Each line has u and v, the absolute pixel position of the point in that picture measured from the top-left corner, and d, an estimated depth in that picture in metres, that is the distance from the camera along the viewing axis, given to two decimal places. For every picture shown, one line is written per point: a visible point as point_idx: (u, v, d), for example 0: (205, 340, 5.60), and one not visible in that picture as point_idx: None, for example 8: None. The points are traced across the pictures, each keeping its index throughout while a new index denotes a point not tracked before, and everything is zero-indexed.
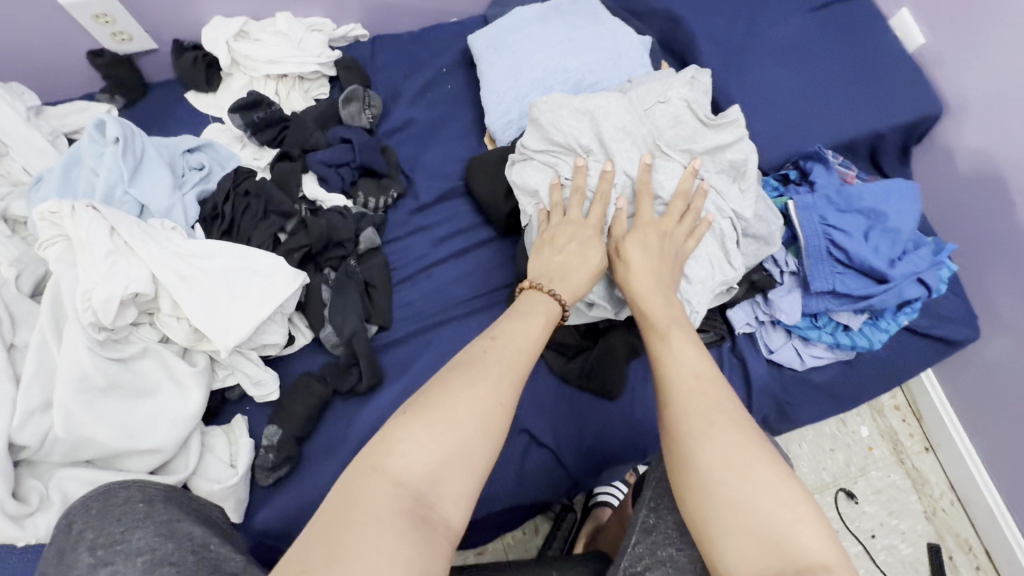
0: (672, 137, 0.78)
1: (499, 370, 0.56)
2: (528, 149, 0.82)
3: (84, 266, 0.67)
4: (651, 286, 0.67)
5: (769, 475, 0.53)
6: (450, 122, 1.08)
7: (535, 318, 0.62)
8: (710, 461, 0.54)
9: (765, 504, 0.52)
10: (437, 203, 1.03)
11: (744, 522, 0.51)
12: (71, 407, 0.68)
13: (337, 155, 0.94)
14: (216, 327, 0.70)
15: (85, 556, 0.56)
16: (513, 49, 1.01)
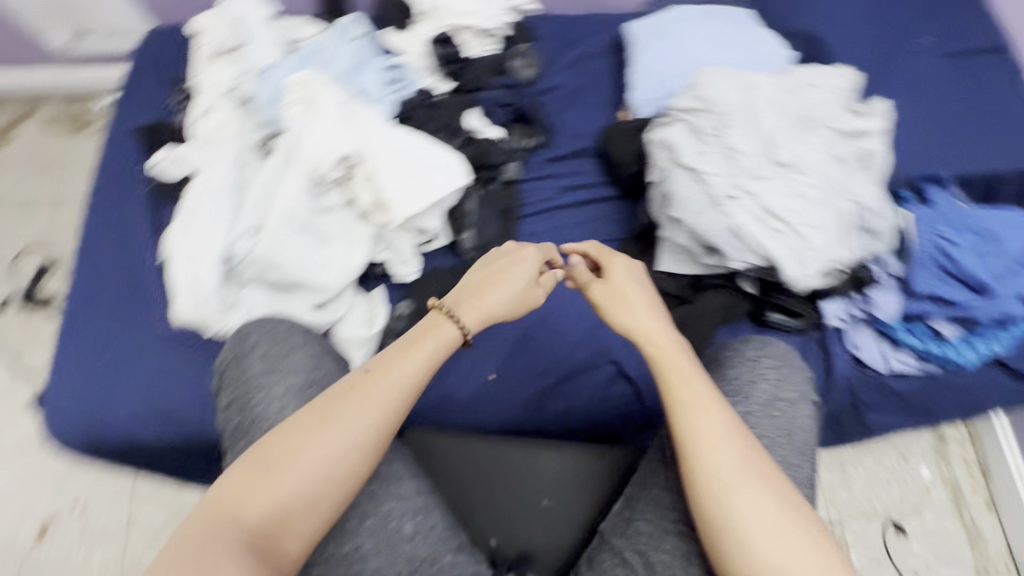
0: (819, 114, 0.86)
1: (378, 387, 0.65)
2: (677, 110, 0.92)
3: (318, 128, 0.86)
4: (677, 352, 0.73)
5: (790, 530, 0.59)
6: (594, 93, 1.22)
7: (433, 333, 0.72)
8: (737, 506, 0.61)
9: (780, 557, 0.58)
10: (571, 157, 1.16)
11: (760, 563, 0.58)
12: (277, 233, 0.85)
13: (503, 96, 1.10)
14: (401, 198, 0.86)
15: (257, 365, 0.74)
16: (668, 38, 1.14)
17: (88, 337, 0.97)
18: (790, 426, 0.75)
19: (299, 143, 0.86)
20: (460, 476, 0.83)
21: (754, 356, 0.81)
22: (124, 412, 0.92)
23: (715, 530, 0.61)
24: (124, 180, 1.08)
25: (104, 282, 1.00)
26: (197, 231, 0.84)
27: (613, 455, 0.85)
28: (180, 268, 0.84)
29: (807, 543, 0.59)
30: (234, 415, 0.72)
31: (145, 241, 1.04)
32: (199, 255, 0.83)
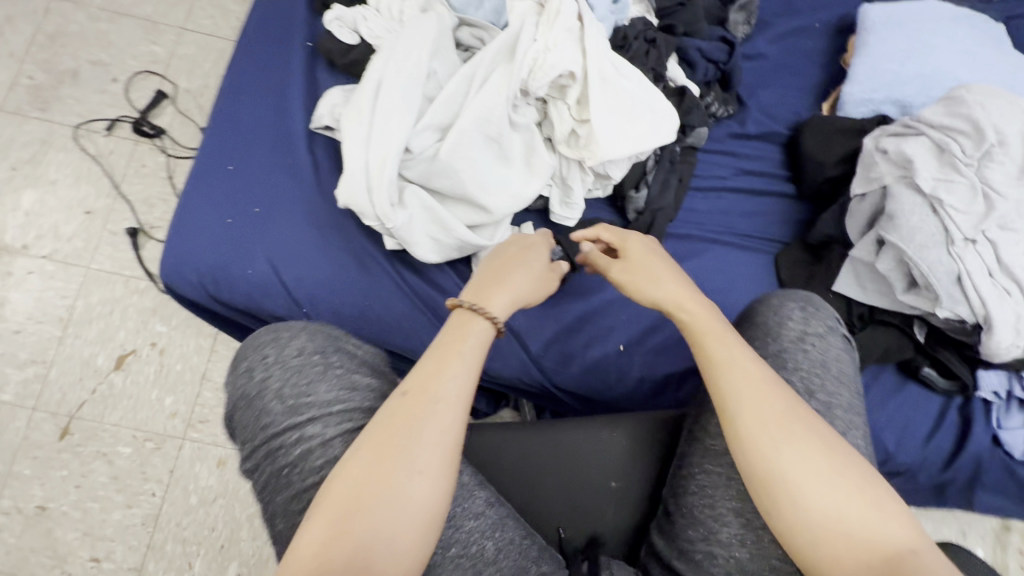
0: None
1: (445, 390, 0.58)
2: (924, 122, 0.82)
3: (546, 32, 0.77)
4: (703, 310, 0.70)
5: (856, 487, 0.55)
6: (797, 74, 1.10)
7: (472, 326, 0.64)
8: (800, 481, 0.56)
9: (854, 519, 0.54)
10: (754, 140, 1.06)
11: (836, 529, 0.54)
12: (465, 136, 0.79)
13: (714, 52, 1.00)
14: (608, 137, 0.78)
15: (274, 402, 0.61)
16: (912, 34, 1.00)
17: (222, 186, 0.94)
18: (824, 359, 0.70)
19: (518, 43, 0.78)
20: (502, 457, 0.75)
21: (778, 302, 0.75)
22: (247, 274, 0.91)
23: (776, 514, 0.56)
24: (289, 35, 1.01)
25: (251, 135, 0.97)
26: (384, 113, 0.79)
27: (654, 417, 0.78)
28: (356, 145, 0.78)
29: (866, 487, 0.55)
30: (271, 472, 0.59)
31: (299, 103, 0.98)
32: (381, 139, 0.78)
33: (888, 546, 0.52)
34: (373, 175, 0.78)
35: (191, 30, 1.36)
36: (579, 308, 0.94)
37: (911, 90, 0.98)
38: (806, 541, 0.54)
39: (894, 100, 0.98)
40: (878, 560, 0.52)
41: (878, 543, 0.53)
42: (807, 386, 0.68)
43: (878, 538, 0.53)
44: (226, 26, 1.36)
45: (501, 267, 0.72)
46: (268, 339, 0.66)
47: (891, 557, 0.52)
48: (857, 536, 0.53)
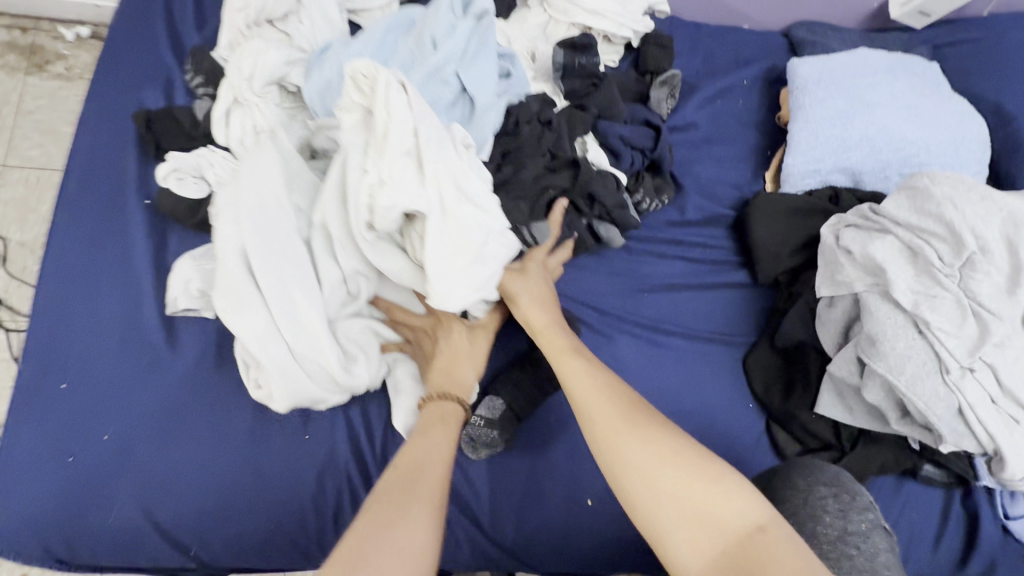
0: None
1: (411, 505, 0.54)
2: (889, 218, 0.72)
3: (376, 163, 0.65)
4: (560, 331, 0.69)
5: (701, 474, 0.53)
6: (733, 141, 0.98)
7: (448, 427, 0.65)
8: (652, 470, 0.54)
9: (704, 505, 0.51)
10: (699, 225, 0.94)
11: (687, 512, 0.51)
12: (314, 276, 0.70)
13: (636, 137, 0.89)
14: (446, 281, 0.66)
15: None
16: (849, 93, 0.90)
17: (60, 414, 0.73)
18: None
19: (350, 172, 0.67)
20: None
21: (805, 485, 0.60)
22: (108, 525, 0.71)
23: (633, 503, 0.54)
24: (121, 191, 0.81)
25: (86, 333, 0.76)
26: (281, 291, 0.68)
27: None
28: (251, 334, 0.67)
29: (716, 474, 0.53)
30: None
31: (147, 281, 0.77)
32: (298, 327, 0.68)
33: (732, 525, 0.50)
34: (298, 355, 0.69)
35: (15, 165, 1.10)
36: (535, 471, 0.79)
37: (858, 156, 0.88)
38: (662, 529, 0.52)
39: (842, 168, 0.88)
40: (728, 540, 0.49)
41: (723, 522, 0.50)
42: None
43: (725, 520, 0.50)
44: (60, 155, 1.12)
45: (450, 347, 0.74)
46: None
47: (740, 538, 0.49)
48: (706, 515, 0.51)
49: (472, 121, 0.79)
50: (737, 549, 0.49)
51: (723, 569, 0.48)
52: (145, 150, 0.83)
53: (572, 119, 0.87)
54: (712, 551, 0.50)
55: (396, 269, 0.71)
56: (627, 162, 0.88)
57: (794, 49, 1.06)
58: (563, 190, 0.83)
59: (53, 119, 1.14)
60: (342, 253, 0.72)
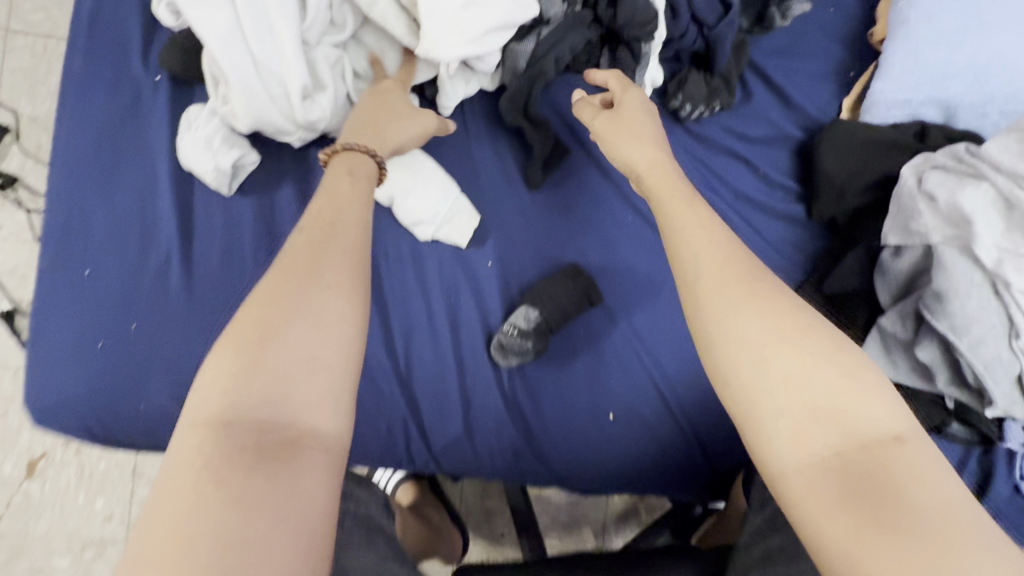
0: None
1: (321, 275, 0.47)
2: (990, 164, 0.64)
3: None
4: (675, 176, 0.58)
5: (830, 358, 0.44)
6: (816, 55, 0.86)
7: (355, 180, 0.55)
8: (758, 342, 0.45)
9: (827, 405, 0.42)
10: (765, 147, 0.84)
11: (806, 403, 0.43)
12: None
13: (705, 8, 0.76)
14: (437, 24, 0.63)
15: None
16: (965, 10, 0.77)
17: (86, 302, 0.72)
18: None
19: None
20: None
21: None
22: (143, 411, 0.72)
23: (727, 376, 0.45)
24: (131, 66, 0.73)
25: (104, 221, 0.72)
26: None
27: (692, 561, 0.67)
28: (214, 34, 0.60)
29: (856, 368, 0.44)
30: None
31: (164, 168, 0.72)
32: (266, 32, 0.60)
33: (869, 428, 0.42)
34: (261, 66, 0.61)
35: (18, 30, 1.02)
36: (557, 394, 0.79)
37: (959, 88, 0.77)
38: (761, 405, 0.43)
39: (935, 100, 0.78)
40: (850, 447, 0.41)
41: (850, 421, 0.42)
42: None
43: (852, 420, 0.42)
44: (66, 23, 1.03)
45: (391, 118, 0.63)
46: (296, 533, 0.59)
47: (866, 447, 0.41)
48: (822, 408, 0.42)
49: None
50: (854, 454, 0.41)
51: (835, 476, 0.41)
52: (154, 19, 0.74)
53: None
54: (823, 454, 0.41)
55: None
56: (677, 32, 0.77)
57: None
58: None
59: None
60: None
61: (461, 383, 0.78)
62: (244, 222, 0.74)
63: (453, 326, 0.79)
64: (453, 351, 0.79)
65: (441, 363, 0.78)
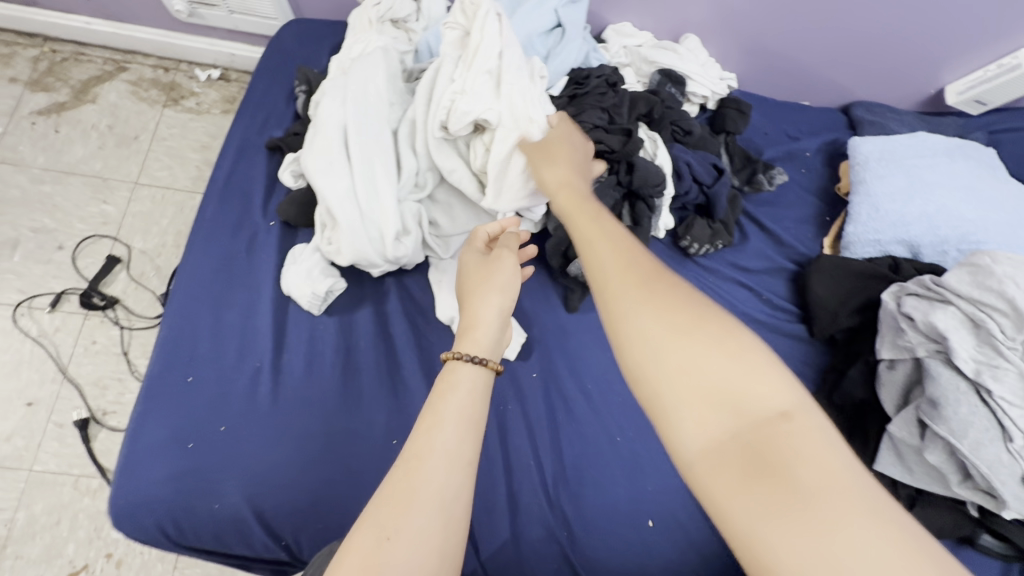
0: None
1: (431, 462, 0.51)
2: (950, 291, 0.77)
3: (462, 74, 0.80)
4: (583, 198, 0.63)
5: (723, 345, 0.44)
6: (797, 204, 1.05)
7: (473, 396, 0.58)
8: (677, 352, 0.44)
9: (729, 404, 0.42)
10: (765, 276, 1.00)
11: (703, 394, 0.42)
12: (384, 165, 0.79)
13: (704, 173, 0.96)
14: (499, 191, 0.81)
15: None
16: (910, 171, 0.97)
17: (183, 405, 0.81)
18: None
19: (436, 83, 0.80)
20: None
21: None
22: (215, 511, 0.78)
23: (638, 378, 0.45)
24: (253, 214, 0.92)
25: (211, 336, 0.85)
26: (365, 164, 0.78)
27: None
28: (336, 195, 0.77)
29: (752, 357, 0.44)
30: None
31: (268, 292, 0.87)
32: (372, 191, 0.78)
33: (760, 407, 0.41)
34: (365, 216, 0.77)
35: (145, 184, 1.26)
36: (599, 500, 0.83)
37: (919, 230, 0.93)
38: (665, 400, 0.43)
39: (901, 240, 0.94)
40: (747, 427, 0.41)
41: (750, 407, 0.42)
42: None
43: (751, 404, 0.42)
44: (184, 178, 1.28)
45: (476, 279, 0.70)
46: None
47: (760, 425, 0.41)
48: (727, 400, 0.42)
49: (549, 58, 0.99)
50: (756, 438, 0.40)
51: (737, 457, 0.40)
52: (275, 178, 0.94)
53: (642, 98, 0.97)
54: (723, 439, 0.41)
55: (449, 167, 0.82)
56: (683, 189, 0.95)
57: (854, 127, 1.14)
58: (610, 152, 0.90)
59: (181, 145, 1.30)
60: (420, 146, 0.83)
61: (510, 491, 0.83)
62: (328, 335, 0.87)
63: (501, 433, 0.85)
64: (502, 457, 0.84)
65: (489, 469, 0.84)
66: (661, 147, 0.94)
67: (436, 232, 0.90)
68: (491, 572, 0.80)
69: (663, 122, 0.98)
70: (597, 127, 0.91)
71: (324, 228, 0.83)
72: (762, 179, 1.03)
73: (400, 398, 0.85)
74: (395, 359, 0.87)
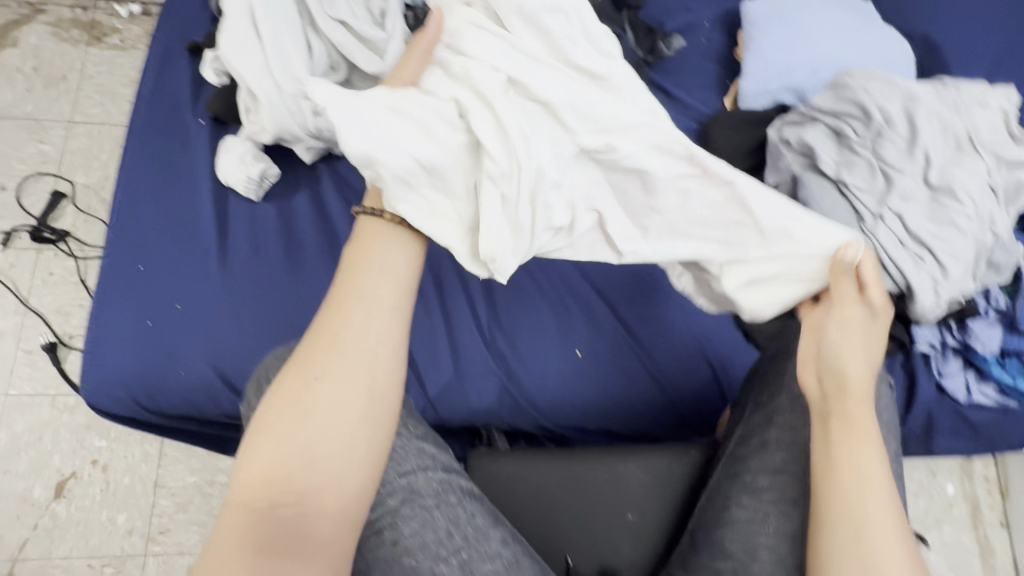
0: (989, 137, 0.80)
1: (356, 329, 0.54)
2: (814, 109, 0.86)
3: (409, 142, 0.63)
4: (865, 324, 0.62)
5: (870, 491, 0.57)
6: (701, 71, 1.13)
7: (391, 256, 0.58)
8: (865, 505, 0.57)
9: (846, 430, 0.60)
10: (674, 137, 1.08)
11: (861, 536, 0.56)
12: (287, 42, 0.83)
13: None
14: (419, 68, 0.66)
15: None
16: (793, 24, 1.06)
17: (140, 289, 0.88)
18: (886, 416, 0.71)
19: None
20: (543, 485, 0.77)
21: None
22: (182, 378, 0.85)
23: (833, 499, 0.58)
24: (183, 114, 0.96)
25: (157, 227, 0.90)
26: (275, 40, 0.83)
27: (680, 454, 0.80)
28: (251, 72, 0.83)
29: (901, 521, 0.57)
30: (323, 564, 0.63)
31: (206, 184, 0.92)
32: (287, 68, 0.83)
33: (890, 564, 0.54)
34: (282, 89, 0.83)
35: (80, 121, 1.28)
36: (531, 340, 0.93)
37: (802, 75, 1.03)
38: (857, 532, 0.56)
39: (787, 87, 1.03)
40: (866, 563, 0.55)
41: (865, 545, 0.56)
42: None
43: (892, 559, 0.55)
44: (119, 113, 1.29)
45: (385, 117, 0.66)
46: None
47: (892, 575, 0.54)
48: (869, 540, 0.56)
49: None
50: None
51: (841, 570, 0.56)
52: (200, 80, 0.98)
53: None
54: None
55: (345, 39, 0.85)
56: None
57: None
58: None
59: (110, 82, 1.31)
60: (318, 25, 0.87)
61: (450, 338, 0.92)
62: (269, 218, 0.93)
63: (440, 290, 0.94)
64: (443, 313, 0.93)
65: (431, 323, 0.92)
66: None
67: None
68: (442, 409, 0.90)
69: None
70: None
71: (246, 112, 0.88)
72: (662, 47, 1.10)
73: None
74: (333, 234, 0.93)
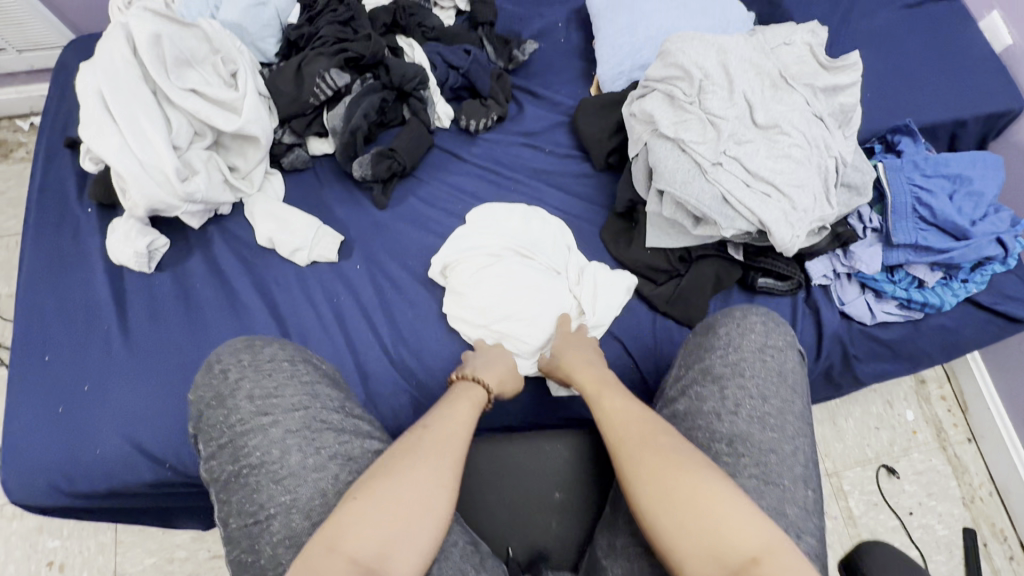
0: (798, 71, 0.87)
1: (434, 433, 0.66)
2: (650, 80, 0.91)
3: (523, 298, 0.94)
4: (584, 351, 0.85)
5: (675, 479, 0.57)
6: (561, 69, 1.19)
7: (470, 399, 0.75)
8: (678, 509, 0.55)
9: (603, 400, 0.72)
10: (547, 131, 1.13)
11: (696, 542, 0.52)
12: (140, 121, 0.87)
13: (455, 59, 1.10)
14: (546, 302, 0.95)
15: (256, 434, 0.67)
16: (631, 8, 1.12)
17: (47, 379, 0.89)
18: (782, 371, 0.69)
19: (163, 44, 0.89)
20: (477, 474, 0.76)
21: (740, 314, 0.74)
22: (98, 456, 0.86)
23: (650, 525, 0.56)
24: (72, 206, 1.00)
25: (57, 316, 0.93)
26: (129, 118, 0.87)
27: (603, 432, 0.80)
28: (111, 153, 0.86)
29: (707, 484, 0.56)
30: (236, 509, 0.65)
31: (100, 267, 0.96)
32: (146, 143, 0.87)
33: (736, 551, 0.51)
34: (144, 164, 0.87)
35: None
36: (439, 352, 0.94)
37: (648, 53, 1.09)
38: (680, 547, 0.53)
39: (639, 65, 1.08)
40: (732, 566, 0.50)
41: (715, 549, 0.51)
42: (762, 393, 0.66)
43: (731, 546, 0.51)
44: None
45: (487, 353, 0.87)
46: (245, 377, 0.72)
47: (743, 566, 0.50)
48: (705, 539, 0.52)
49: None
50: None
51: None
52: (85, 173, 1.03)
53: (384, 9, 1.11)
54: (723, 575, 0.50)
55: (198, 109, 0.91)
56: (438, 75, 1.10)
57: None
58: (363, 58, 1.02)
59: (21, 194, 1.36)
60: (171, 103, 0.92)
61: (358, 364, 0.93)
62: (164, 288, 0.96)
63: (340, 321, 0.96)
64: (347, 343, 0.95)
65: (335, 353, 0.94)
66: (417, 50, 1.09)
67: (236, 175, 1.00)
68: None
69: (411, 28, 1.13)
70: (342, 42, 1.03)
71: (123, 193, 0.92)
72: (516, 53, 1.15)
73: (242, 317, 0.95)
74: (229, 290, 0.97)
